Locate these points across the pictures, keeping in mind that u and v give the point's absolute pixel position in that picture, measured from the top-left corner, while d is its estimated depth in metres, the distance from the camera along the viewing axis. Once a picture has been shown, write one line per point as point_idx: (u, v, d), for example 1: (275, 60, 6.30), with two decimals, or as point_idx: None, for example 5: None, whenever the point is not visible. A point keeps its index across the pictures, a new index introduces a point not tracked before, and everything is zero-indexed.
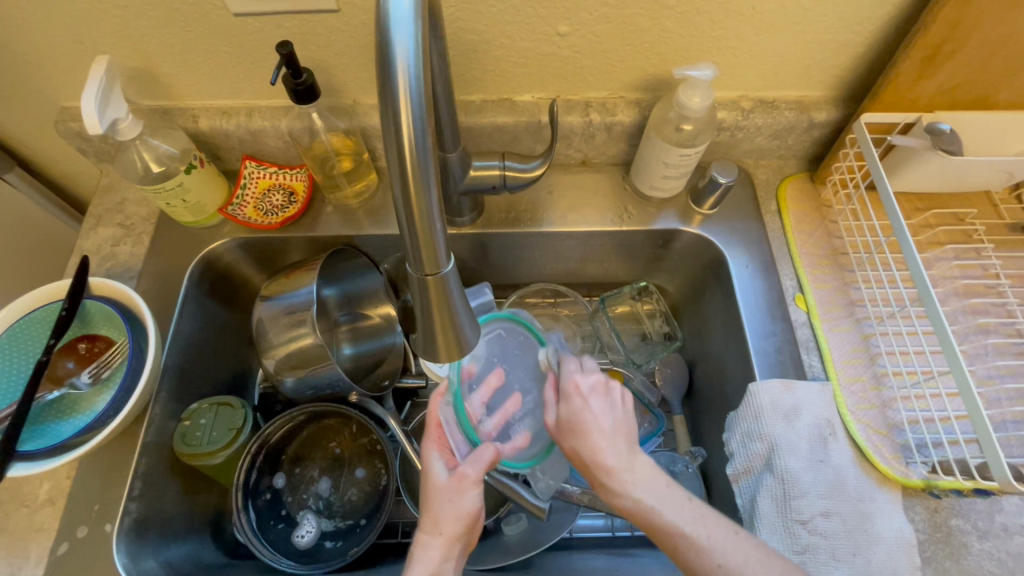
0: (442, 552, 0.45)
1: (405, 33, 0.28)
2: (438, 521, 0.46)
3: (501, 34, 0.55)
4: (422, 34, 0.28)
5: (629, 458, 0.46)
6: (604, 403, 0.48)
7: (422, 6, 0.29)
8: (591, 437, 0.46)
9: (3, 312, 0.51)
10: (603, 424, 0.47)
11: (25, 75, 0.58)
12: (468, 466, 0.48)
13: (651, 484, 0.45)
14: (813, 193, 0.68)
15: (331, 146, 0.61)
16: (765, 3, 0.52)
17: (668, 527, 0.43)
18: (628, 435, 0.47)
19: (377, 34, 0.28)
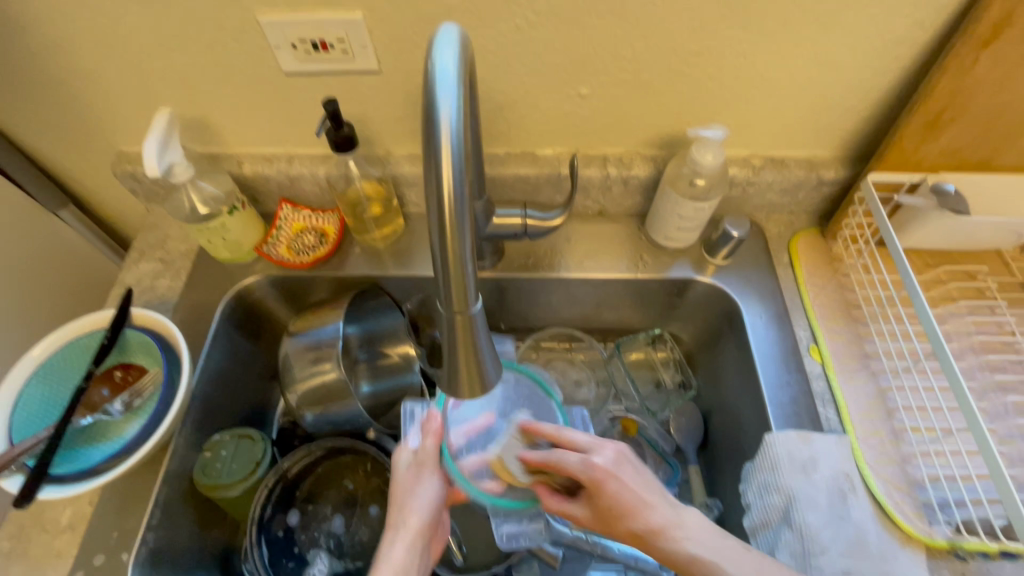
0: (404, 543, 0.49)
1: (449, 96, 0.31)
2: (400, 512, 0.50)
3: (527, 94, 0.59)
4: (463, 97, 0.32)
5: (666, 519, 0.46)
6: (623, 469, 0.48)
7: (465, 74, 0.33)
8: (637, 512, 0.46)
9: (48, 338, 0.54)
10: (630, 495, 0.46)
11: (92, 122, 0.63)
12: (429, 456, 0.53)
13: (699, 539, 0.46)
14: (824, 248, 0.70)
15: (362, 192, 0.65)
16: (773, 70, 0.56)
17: None
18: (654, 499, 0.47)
19: (425, 96, 0.32)
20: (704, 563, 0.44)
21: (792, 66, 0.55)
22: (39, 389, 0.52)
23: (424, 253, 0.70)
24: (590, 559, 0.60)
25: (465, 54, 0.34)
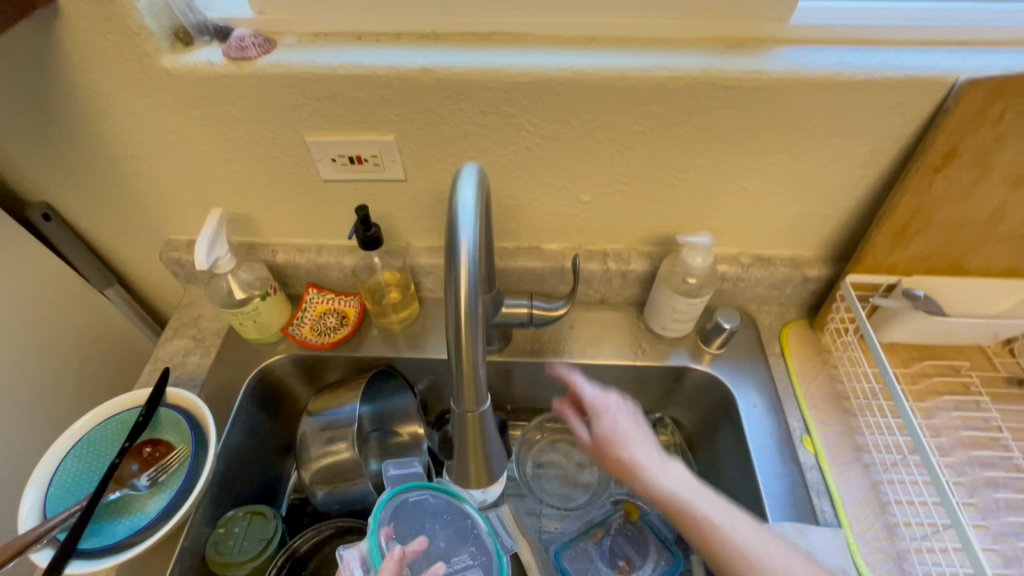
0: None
1: (468, 227, 0.38)
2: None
3: (534, 199, 0.67)
4: (480, 227, 0.38)
5: (635, 440, 0.51)
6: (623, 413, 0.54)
7: (482, 207, 0.39)
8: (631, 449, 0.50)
9: (89, 414, 0.58)
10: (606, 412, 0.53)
11: (148, 216, 0.71)
12: None
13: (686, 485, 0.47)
14: (813, 339, 0.74)
15: (383, 280, 0.72)
16: (753, 184, 0.63)
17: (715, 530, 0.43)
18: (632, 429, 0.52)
19: (448, 226, 0.38)
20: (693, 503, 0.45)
21: (770, 182, 0.62)
22: (75, 462, 0.56)
23: (437, 335, 0.75)
24: None
25: (483, 189, 0.41)
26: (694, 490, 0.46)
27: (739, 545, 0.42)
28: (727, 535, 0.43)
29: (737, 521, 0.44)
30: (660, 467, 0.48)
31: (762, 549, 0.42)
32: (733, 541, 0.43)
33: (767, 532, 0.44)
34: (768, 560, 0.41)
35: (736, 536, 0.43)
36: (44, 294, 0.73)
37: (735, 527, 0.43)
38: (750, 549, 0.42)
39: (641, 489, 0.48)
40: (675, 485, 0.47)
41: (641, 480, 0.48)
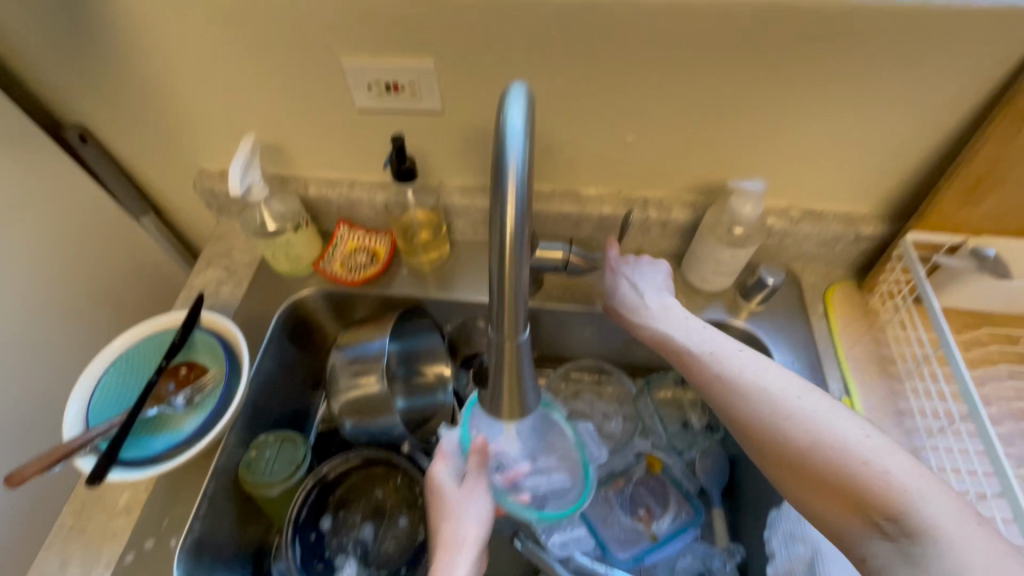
0: (465, 560, 0.49)
1: (517, 144, 0.35)
2: (453, 530, 0.50)
3: (576, 138, 0.63)
4: (530, 145, 0.35)
5: (703, 333, 0.55)
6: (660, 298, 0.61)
7: (532, 125, 0.36)
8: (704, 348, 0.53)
9: (128, 334, 0.60)
10: (674, 317, 0.59)
11: (181, 142, 0.70)
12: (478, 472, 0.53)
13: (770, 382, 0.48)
14: (859, 301, 0.70)
15: (415, 218, 0.70)
16: (814, 128, 0.58)
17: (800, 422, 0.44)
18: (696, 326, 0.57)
19: (494, 143, 0.35)
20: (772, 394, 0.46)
21: (834, 126, 0.58)
22: (114, 378, 0.57)
23: (467, 278, 0.74)
24: None
25: (533, 108, 0.38)
26: (761, 368, 0.49)
27: (814, 432, 0.43)
28: (784, 405, 0.45)
29: (791, 387, 0.46)
30: (723, 353, 0.52)
31: (815, 412, 0.44)
32: (787, 409, 0.45)
33: (826, 405, 0.45)
34: (820, 420, 0.43)
35: (814, 426, 0.43)
36: (80, 218, 0.74)
37: (794, 398, 0.45)
38: (801, 414, 0.44)
39: (697, 369, 0.52)
40: (738, 362, 0.50)
41: (699, 359, 0.53)
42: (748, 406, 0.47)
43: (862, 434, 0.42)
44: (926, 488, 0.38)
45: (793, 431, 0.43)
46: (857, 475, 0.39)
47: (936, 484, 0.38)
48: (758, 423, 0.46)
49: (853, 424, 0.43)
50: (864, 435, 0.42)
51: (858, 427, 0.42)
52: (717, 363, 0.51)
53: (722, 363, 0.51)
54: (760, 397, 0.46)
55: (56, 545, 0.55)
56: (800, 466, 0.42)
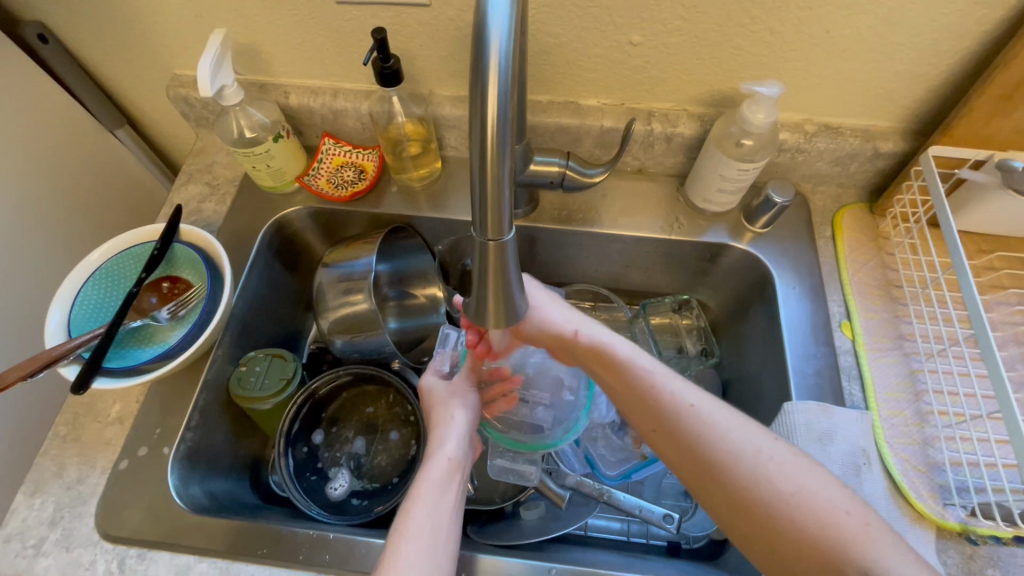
0: (455, 436, 0.54)
1: (500, 16, 0.30)
2: (442, 412, 0.56)
3: (576, 39, 0.58)
4: (515, 18, 0.31)
5: (600, 335, 0.53)
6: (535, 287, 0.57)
7: None
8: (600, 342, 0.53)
9: (102, 246, 0.57)
10: (551, 312, 0.55)
11: (148, 44, 0.65)
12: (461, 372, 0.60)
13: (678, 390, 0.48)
14: (871, 224, 0.67)
15: (404, 131, 0.65)
16: (839, 27, 0.52)
17: (714, 434, 0.45)
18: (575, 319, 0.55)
19: (475, 15, 0.31)
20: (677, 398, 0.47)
21: (862, 24, 0.52)
22: (95, 291, 0.56)
23: (459, 197, 0.71)
24: (595, 505, 0.61)
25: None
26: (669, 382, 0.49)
27: (729, 443, 0.44)
28: (703, 419, 0.46)
29: (710, 407, 0.46)
30: (636, 367, 0.50)
31: (736, 433, 0.45)
32: (706, 429, 0.45)
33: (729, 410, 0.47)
34: (743, 443, 0.44)
35: (728, 435, 0.44)
36: (50, 128, 0.69)
37: (711, 416, 0.46)
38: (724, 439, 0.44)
39: (610, 373, 0.51)
40: (651, 375, 0.49)
41: (608, 367, 0.52)
42: (665, 427, 0.47)
43: (781, 452, 0.43)
44: (838, 500, 0.41)
45: (717, 452, 0.44)
46: (791, 503, 0.41)
47: (862, 507, 0.41)
48: (677, 446, 0.46)
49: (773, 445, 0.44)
50: (770, 450, 0.44)
51: (781, 448, 0.44)
52: (630, 379, 0.50)
53: (635, 370, 0.50)
54: (678, 415, 0.46)
55: (51, 452, 0.56)
56: (726, 491, 0.43)
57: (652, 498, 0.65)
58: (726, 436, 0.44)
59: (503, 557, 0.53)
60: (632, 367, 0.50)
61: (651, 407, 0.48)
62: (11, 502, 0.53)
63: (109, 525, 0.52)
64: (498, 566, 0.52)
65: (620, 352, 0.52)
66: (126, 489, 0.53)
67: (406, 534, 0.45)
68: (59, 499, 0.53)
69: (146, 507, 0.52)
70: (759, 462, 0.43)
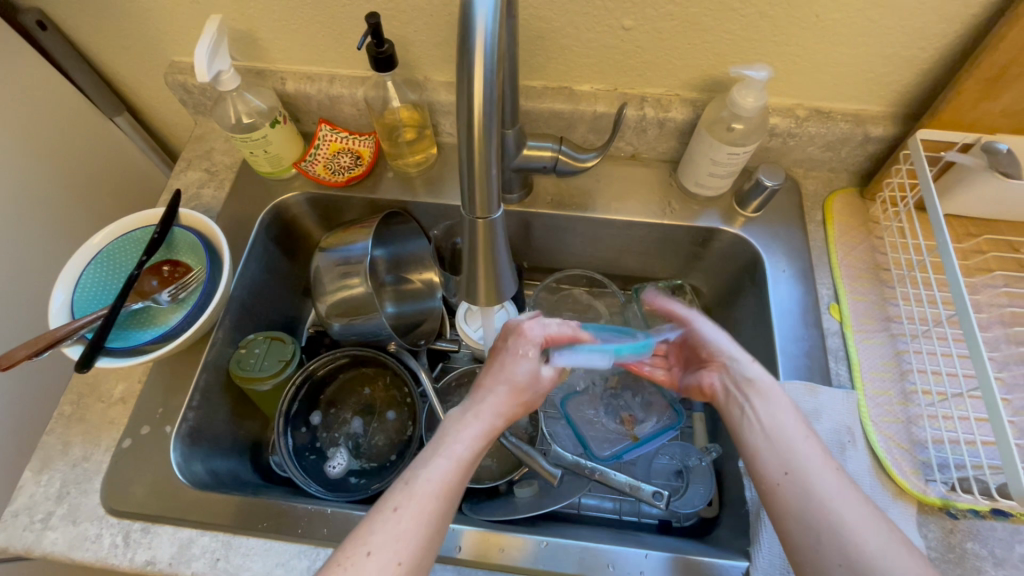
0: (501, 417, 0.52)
1: None
2: (498, 380, 0.53)
3: (569, 24, 0.58)
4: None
5: (766, 390, 0.53)
6: (711, 329, 0.60)
7: None
8: (770, 399, 0.53)
9: (103, 231, 0.58)
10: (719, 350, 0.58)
11: (145, 31, 0.65)
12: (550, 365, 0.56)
13: (815, 454, 0.48)
14: (860, 208, 0.68)
15: (399, 117, 0.66)
16: (829, 11, 0.53)
17: (821, 492, 0.46)
18: (745, 362, 0.56)
19: None
20: (810, 464, 0.48)
21: (851, 8, 0.52)
22: (97, 274, 0.57)
23: (455, 183, 0.72)
24: (587, 482, 0.63)
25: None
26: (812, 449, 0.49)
27: (835, 510, 0.45)
28: (817, 482, 0.46)
29: (833, 473, 0.47)
30: (782, 423, 0.51)
31: (841, 504, 0.45)
32: (831, 498, 0.45)
33: (853, 488, 0.46)
34: (847, 512, 0.44)
35: (836, 503, 0.45)
36: (51, 115, 0.70)
37: (837, 488, 0.46)
38: (837, 501, 0.45)
39: (749, 420, 0.52)
40: (801, 437, 0.50)
41: (761, 416, 0.52)
42: (799, 478, 0.47)
43: (893, 537, 0.43)
44: None
45: (835, 516, 0.44)
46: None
47: None
48: (801, 500, 0.46)
49: (880, 522, 0.44)
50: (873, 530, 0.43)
51: (889, 531, 0.43)
52: (778, 431, 0.51)
53: (786, 426, 0.51)
54: (796, 467, 0.48)
55: (57, 430, 0.57)
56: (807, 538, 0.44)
57: (643, 478, 0.66)
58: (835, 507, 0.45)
59: (498, 531, 0.54)
60: (780, 423, 0.51)
61: (777, 453, 0.49)
62: (19, 479, 0.55)
63: (113, 500, 0.53)
64: (493, 539, 0.54)
65: (778, 406, 0.52)
66: (131, 466, 0.55)
67: (412, 497, 0.44)
68: (65, 475, 0.55)
69: (150, 482, 0.54)
70: (848, 526, 0.44)
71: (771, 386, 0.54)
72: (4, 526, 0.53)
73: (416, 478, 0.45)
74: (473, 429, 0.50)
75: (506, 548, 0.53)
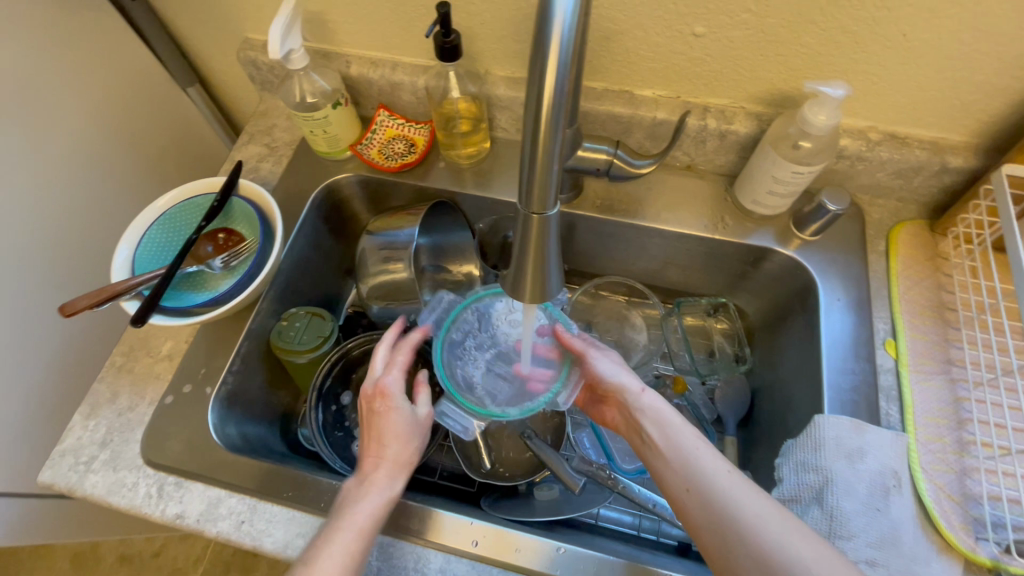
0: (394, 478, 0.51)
1: None
2: (380, 445, 0.52)
3: (638, 26, 0.57)
4: None
5: (652, 407, 0.52)
6: (605, 357, 0.56)
7: None
8: (657, 416, 0.51)
9: (168, 194, 0.61)
10: (604, 370, 0.55)
11: (224, 6, 0.68)
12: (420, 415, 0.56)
13: (710, 462, 0.46)
14: (929, 242, 0.64)
15: (457, 108, 0.66)
16: (918, 31, 0.50)
17: (722, 501, 0.43)
18: (635, 390, 0.53)
19: None
20: (710, 474, 0.45)
21: (944, 29, 0.49)
22: (158, 235, 0.60)
23: (504, 178, 0.72)
24: (609, 494, 0.61)
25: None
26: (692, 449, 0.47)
27: (748, 517, 0.42)
28: (720, 490, 0.44)
29: (726, 473, 0.45)
30: (673, 432, 0.49)
31: (749, 507, 0.42)
32: (734, 499, 0.43)
33: (753, 486, 0.45)
34: (754, 516, 0.42)
35: (743, 507, 0.43)
36: (128, 80, 0.74)
37: (727, 481, 0.44)
38: (743, 509, 0.42)
39: (645, 442, 0.51)
40: (696, 450, 0.47)
41: (653, 435, 0.50)
42: (700, 491, 0.45)
43: (784, 520, 0.42)
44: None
45: (738, 522, 0.42)
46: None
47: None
48: (706, 511, 0.44)
49: (777, 508, 0.43)
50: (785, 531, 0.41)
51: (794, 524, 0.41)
52: (675, 440, 0.49)
53: (676, 440, 0.49)
54: (694, 484, 0.45)
55: (107, 379, 0.60)
56: (722, 556, 0.42)
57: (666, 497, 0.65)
58: (744, 511, 0.42)
59: (514, 532, 0.53)
60: (676, 433, 0.49)
61: (670, 473, 0.47)
62: (69, 421, 0.58)
63: (152, 452, 0.55)
64: (508, 539, 0.53)
65: (669, 418, 0.51)
66: (170, 422, 0.57)
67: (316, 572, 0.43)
68: (110, 423, 0.58)
69: (187, 440, 0.56)
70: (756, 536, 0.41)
71: (657, 403, 0.52)
72: (50, 464, 0.55)
73: (317, 557, 0.44)
74: (368, 498, 0.49)
75: (521, 549, 0.53)
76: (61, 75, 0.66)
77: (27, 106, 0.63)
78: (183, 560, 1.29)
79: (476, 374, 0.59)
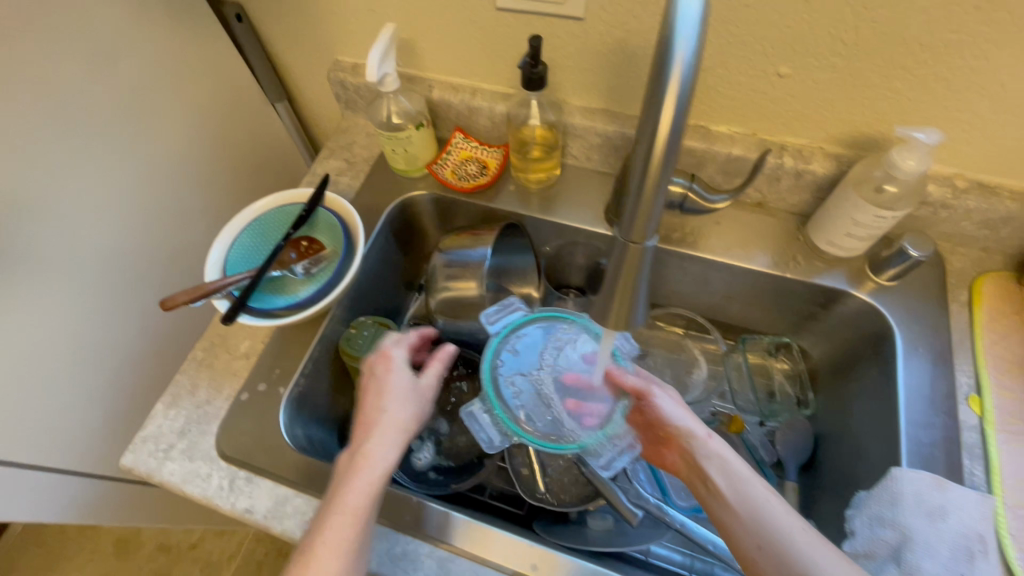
0: (397, 439, 0.53)
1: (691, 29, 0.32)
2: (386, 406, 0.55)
3: (721, 65, 0.58)
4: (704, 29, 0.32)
5: (718, 453, 0.48)
6: (668, 396, 0.52)
7: None
8: (722, 463, 0.48)
9: (264, 202, 0.65)
10: (665, 409, 0.51)
11: (322, 31, 0.72)
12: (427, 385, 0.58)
13: (786, 521, 0.43)
14: (1015, 296, 0.61)
15: (533, 134, 0.69)
16: (1018, 81, 0.49)
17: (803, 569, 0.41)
18: (701, 435, 0.50)
19: None
20: (790, 536, 0.42)
21: None
22: (249, 239, 0.63)
23: (571, 203, 0.73)
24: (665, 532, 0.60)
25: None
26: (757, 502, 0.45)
27: None
28: (799, 555, 0.41)
29: (804, 532, 0.43)
30: (743, 483, 0.46)
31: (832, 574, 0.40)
32: (816, 565, 0.41)
33: (831, 548, 0.42)
34: None
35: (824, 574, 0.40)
36: (225, 93, 0.80)
37: (809, 545, 0.42)
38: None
39: (708, 490, 0.48)
40: (768, 504, 0.45)
41: (719, 485, 0.47)
42: (775, 553, 0.42)
43: None
44: None
45: None
46: None
47: None
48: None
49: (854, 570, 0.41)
50: None
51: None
52: (746, 493, 0.46)
53: (747, 493, 0.45)
54: (768, 543, 0.42)
55: (188, 372, 0.63)
56: None
57: None
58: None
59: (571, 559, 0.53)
60: (745, 484, 0.46)
61: (738, 530, 0.44)
62: (152, 409, 0.61)
63: (227, 445, 0.58)
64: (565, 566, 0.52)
65: (735, 466, 0.47)
66: (244, 418, 0.60)
67: (338, 529, 0.47)
68: (189, 414, 0.61)
69: (259, 436, 0.58)
70: None
71: (723, 451, 0.49)
72: (133, 448, 0.58)
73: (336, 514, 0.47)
74: (371, 458, 0.51)
75: None
76: (172, 88, 0.72)
77: (141, 114, 0.69)
78: (218, 556, 1.32)
79: (525, 400, 0.57)
